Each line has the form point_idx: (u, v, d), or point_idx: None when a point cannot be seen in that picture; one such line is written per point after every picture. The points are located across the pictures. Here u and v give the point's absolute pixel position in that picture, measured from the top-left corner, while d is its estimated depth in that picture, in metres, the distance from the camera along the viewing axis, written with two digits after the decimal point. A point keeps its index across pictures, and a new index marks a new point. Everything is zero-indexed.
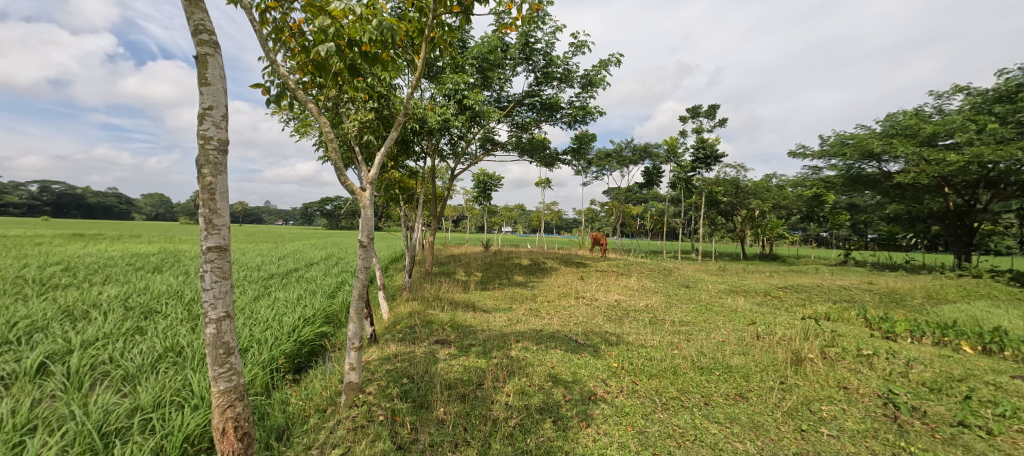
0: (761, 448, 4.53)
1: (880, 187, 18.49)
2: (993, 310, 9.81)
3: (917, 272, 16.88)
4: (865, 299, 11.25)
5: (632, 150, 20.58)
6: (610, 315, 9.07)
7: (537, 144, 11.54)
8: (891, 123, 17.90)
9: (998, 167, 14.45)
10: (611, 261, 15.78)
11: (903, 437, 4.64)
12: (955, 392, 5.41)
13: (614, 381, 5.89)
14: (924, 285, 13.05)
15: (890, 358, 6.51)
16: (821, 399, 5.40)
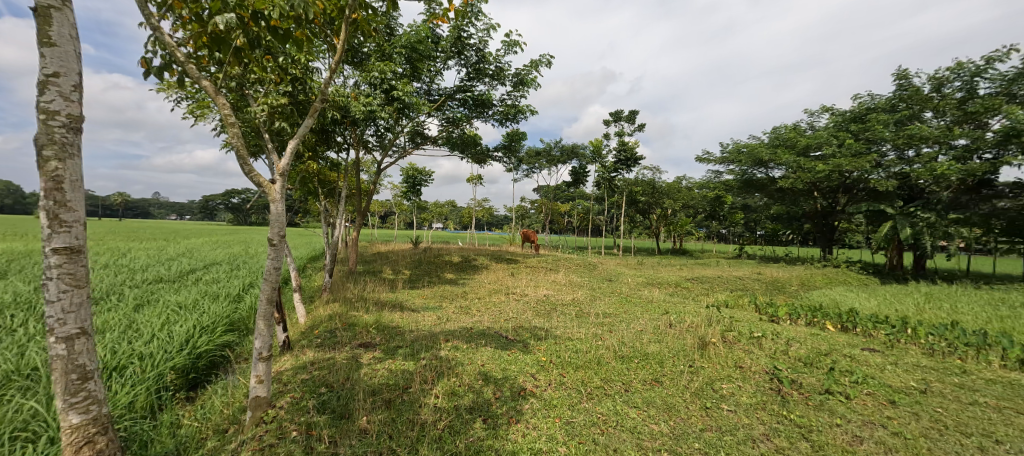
0: (673, 427, 4.70)
1: (767, 191, 20.44)
2: (851, 294, 11.29)
3: (795, 263, 18.99)
4: (754, 287, 12.43)
5: (560, 150, 20.94)
6: (538, 309, 9.10)
7: (469, 140, 11.27)
8: (774, 135, 20.03)
9: (853, 176, 16.61)
10: (540, 257, 15.95)
11: (785, 406, 5.06)
12: (825, 366, 6.02)
13: (543, 375, 5.85)
14: (799, 274, 14.72)
15: (775, 338, 7.18)
16: (722, 378, 5.76)
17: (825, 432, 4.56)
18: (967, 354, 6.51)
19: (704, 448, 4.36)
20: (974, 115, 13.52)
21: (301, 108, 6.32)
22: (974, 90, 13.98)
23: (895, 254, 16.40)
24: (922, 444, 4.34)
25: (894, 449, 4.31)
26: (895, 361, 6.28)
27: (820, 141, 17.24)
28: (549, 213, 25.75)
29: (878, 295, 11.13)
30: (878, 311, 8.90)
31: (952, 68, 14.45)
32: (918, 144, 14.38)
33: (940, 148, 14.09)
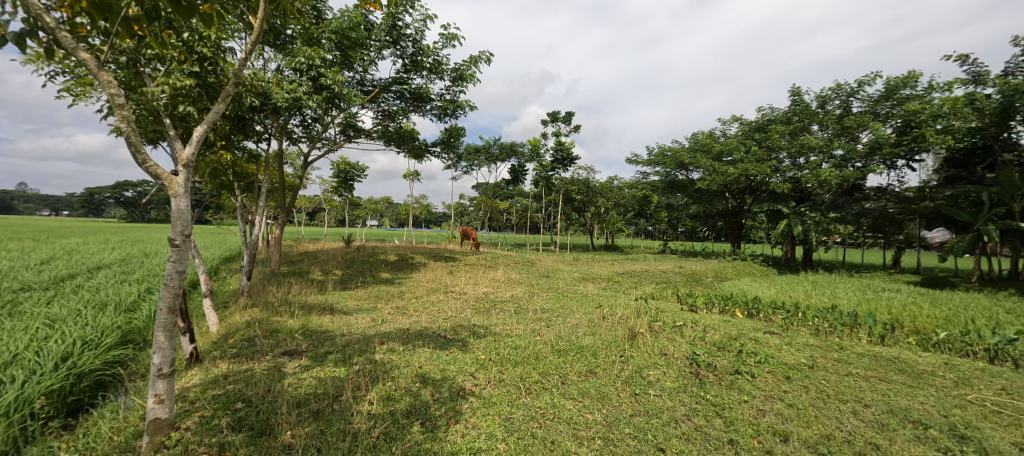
0: (606, 415, 4.74)
1: (687, 192, 21.67)
2: (758, 284, 12.27)
3: (709, 257, 20.26)
4: (676, 279, 13.12)
5: (499, 148, 20.81)
6: (477, 307, 8.92)
7: (407, 135, 10.82)
8: (694, 140, 21.31)
9: (756, 180, 18.02)
10: (479, 255, 15.74)
11: (702, 387, 5.30)
12: (736, 349, 6.41)
13: (482, 373, 5.69)
14: (714, 266, 15.78)
15: (695, 326, 7.56)
16: (649, 365, 5.93)
17: (735, 408, 4.81)
18: (843, 332, 7.32)
19: (634, 432, 4.42)
20: (849, 130, 15.43)
21: (210, 91, 5.62)
22: (849, 109, 15.96)
23: (790, 247, 17.95)
24: (810, 413, 4.71)
25: (790, 418, 4.62)
26: (790, 342, 6.84)
27: (730, 148, 18.46)
28: (488, 210, 25.59)
29: (776, 284, 12.24)
30: (782, 298, 9.73)
31: (831, 90, 16.31)
32: (807, 153, 15.99)
33: (823, 158, 15.81)
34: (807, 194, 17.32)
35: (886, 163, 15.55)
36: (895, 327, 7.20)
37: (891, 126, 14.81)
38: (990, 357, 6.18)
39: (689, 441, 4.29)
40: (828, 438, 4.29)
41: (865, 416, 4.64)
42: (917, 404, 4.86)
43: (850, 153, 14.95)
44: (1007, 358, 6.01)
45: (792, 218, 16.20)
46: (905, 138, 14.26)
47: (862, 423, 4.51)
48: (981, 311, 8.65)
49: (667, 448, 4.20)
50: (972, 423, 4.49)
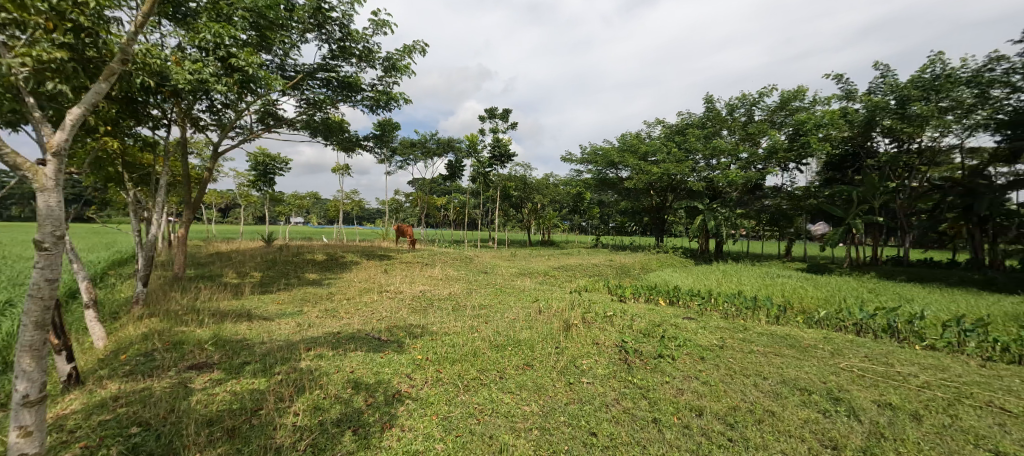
0: (542, 406, 4.68)
1: (617, 189, 22.47)
2: (680, 274, 12.98)
3: (637, 250, 21.14)
4: (607, 272, 13.53)
5: (436, 143, 20.29)
6: (413, 306, 8.55)
7: (335, 126, 10.14)
8: (623, 139, 22.14)
9: (677, 179, 18.96)
10: (415, 252, 15.20)
11: (630, 372, 5.42)
12: (660, 335, 6.65)
13: (419, 373, 5.40)
14: (641, 259, 16.49)
15: (624, 316, 7.78)
16: (583, 354, 5.96)
17: (658, 389, 4.95)
18: (746, 314, 7.89)
19: (569, 420, 4.39)
20: (752, 136, 16.95)
21: (89, 67, 4.69)
22: (752, 117, 17.51)
23: (704, 240, 19.09)
24: (721, 388, 4.96)
25: (703, 395, 4.83)
26: (706, 325, 7.24)
27: (654, 149, 19.15)
28: (424, 206, 24.88)
29: (694, 273, 13.04)
30: (701, 286, 10.31)
31: (738, 99, 17.66)
32: (719, 155, 17.21)
33: (731, 160, 17.17)
34: (719, 192, 18.65)
35: (782, 165, 17.26)
36: (786, 308, 7.89)
37: (784, 133, 16.63)
38: (858, 328, 6.89)
39: (618, 424, 4.34)
40: (734, 409, 4.53)
41: (762, 387, 4.97)
42: (803, 374, 5.29)
43: (752, 157, 16.46)
44: (868, 330, 6.80)
45: (705, 213, 17.28)
46: (795, 144, 16.02)
47: (761, 394, 4.81)
48: (852, 291, 9.87)
49: (598, 432, 4.21)
50: (844, 388, 4.94)
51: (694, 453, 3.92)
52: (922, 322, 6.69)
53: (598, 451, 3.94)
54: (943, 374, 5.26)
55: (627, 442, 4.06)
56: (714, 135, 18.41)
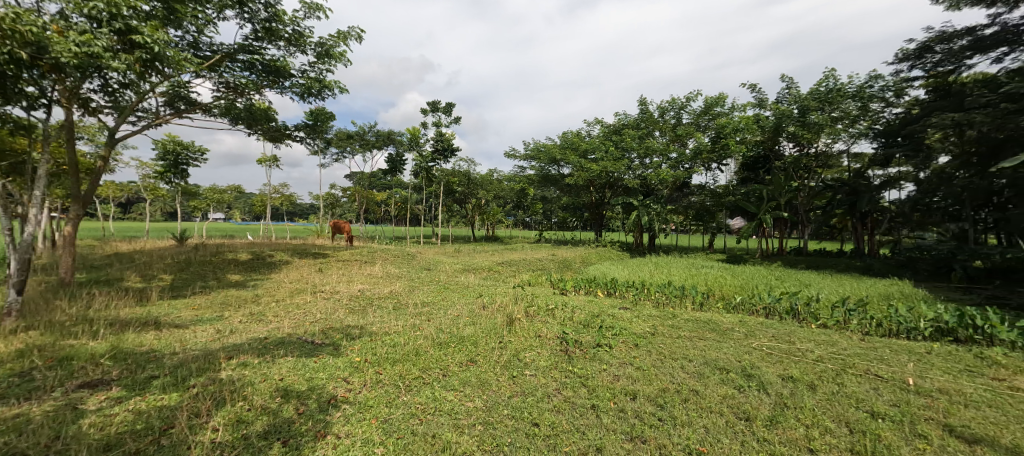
0: (485, 401, 4.51)
1: (559, 186, 22.78)
2: (618, 267, 13.35)
3: (578, 245, 21.55)
4: (549, 266, 13.64)
5: (375, 135, 19.43)
6: (350, 306, 8.04)
7: (261, 114, 9.30)
8: (565, 136, 22.44)
9: (616, 177, 19.51)
10: (353, 249, 14.45)
11: (570, 362, 5.37)
12: (598, 325, 6.71)
13: (358, 376, 5.03)
14: (582, 253, 16.81)
15: (565, 308, 7.80)
16: (526, 348, 5.85)
17: (596, 377, 4.94)
18: (675, 301, 8.21)
19: (512, 413, 4.26)
20: (681, 137, 17.85)
21: None
22: (681, 119, 18.38)
23: (638, 234, 19.77)
24: (652, 372, 5.04)
25: (636, 379, 4.87)
26: (640, 315, 7.43)
27: (593, 147, 19.50)
28: (363, 201, 23.81)
29: (630, 266, 13.48)
30: (635, 278, 10.61)
31: (668, 102, 18.42)
32: (652, 154, 17.92)
33: (663, 159, 17.94)
34: (651, 189, 19.43)
35: (706, 165, 18.33)
36: (709, 295, 8.31)
37: (708, 135, 17.65)
38: (768, 311, 7.40)
39: (560, 412, 4.26)
40: (664, 391, 4.60)
41: (687, 368, 5.11)
42: (722, 354, 5.52)
43: (681, 157, 17.33)
44: (775, 313, 7.31)
45: (640, 209, 17.85)
46: (716, 146, 16.93)
47: (687, 375, 4.94)
48: (764, 279, 10.67)
49: (540, 422, 4.12)
50: (756, 365, 5.19)
51: (629, 435, 3.93)
52: (816, 304, 7.26)
53: (539, 441, 3.85)
54: (834, 349, 5.69)
55: (568, 430, 4.00)
56: (648, 135, 19.14)
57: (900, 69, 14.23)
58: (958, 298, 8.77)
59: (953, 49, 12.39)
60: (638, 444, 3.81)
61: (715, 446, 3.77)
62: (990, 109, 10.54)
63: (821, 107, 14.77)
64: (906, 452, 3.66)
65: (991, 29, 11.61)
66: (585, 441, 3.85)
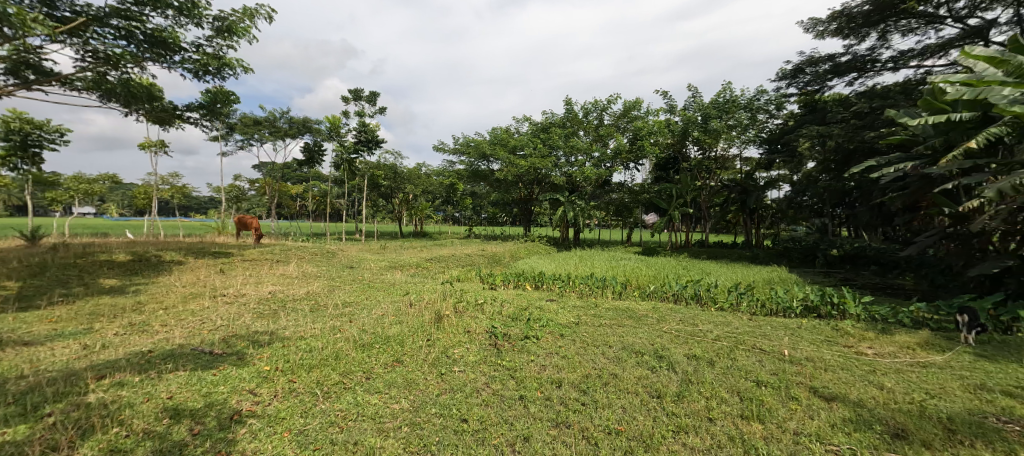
0: (413, 401, 4.06)
1: (489, 181, 22.55)
2: (545, 261, 13.44)
3: (507, 240, 21.52)
4: (478, 261, 13.37)
5: (288, 123, 17.80)
6: (259, 311, 7.13)
7: (142, 91, 7.99)
8: (495, 131, 22.16)
9: (544, 174, 19.63)
10: (262, 247, 13.11)
11: (499, 355, 5.07)
12: (526, 317, 6.55)
13: (268, 387, 4.28)
14: (511, 248, 16.70)
15: (494, 302, 7.59)
16: (455, 344, 5.42)
17: (524, 368, 4.67)
18: (597, 292, 8.35)
19: (440, 411, 3.86)
20: (603, 137, 18.40)
21: None
22: (603, 120, 18.94)
23: (564, 229, 20.13)
24: (576, 359, 4.89)
25: (561, 368, 4.68)
26: (565, 306, 7.43)
27: (522, 143, 19.45)
28: (276, 195, 21.85)
29: (558, 259, 13.62)
30: (562, 271, 10.65)
31: (591, 103, 18.86)
32: (576, 152, 18.30)
33: (588, 159, 18.37)
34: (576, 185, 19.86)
35: (625, 164, 19.09)
36: (628, 285, 8.54)
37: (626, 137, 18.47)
38: (675, 297, 7.73)
39: (488, 406, 3.94)
40: (587, 377, 4.45)
41: (608, 354, 5.05)
42: (638, 339, 5.57)
43: (604, 156, 17.88)
44: (681, 298, 7.65)
45: (565, 206, 18.33)
46: (634, 146, 17.80)
47: (608, 360, 4.86)
48: (673, 268, 11.30)
49: (469, 417, 3.77)
50: (666, 347, 5.25)
51: (555, 422, 3.70)
52: (714, 289, 7.63)
53: (468, 437, 3.52)
54: (730, 328, 5.98)
55: (496, 423, 3.69)
56: (574, 133, 19.52)
57: (781, 86, 15.81)
58: (821, 281, 9.91)
59: (818, 72, 14.03)
60: (564, 430, 3.59)
61: (632, 424, 3.62)
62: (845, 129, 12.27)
63: (719, 115, 16.07)
64: (783, 413, 3.70)
65: (846, 57, 13.27)
66: (514, 432, 3.57)
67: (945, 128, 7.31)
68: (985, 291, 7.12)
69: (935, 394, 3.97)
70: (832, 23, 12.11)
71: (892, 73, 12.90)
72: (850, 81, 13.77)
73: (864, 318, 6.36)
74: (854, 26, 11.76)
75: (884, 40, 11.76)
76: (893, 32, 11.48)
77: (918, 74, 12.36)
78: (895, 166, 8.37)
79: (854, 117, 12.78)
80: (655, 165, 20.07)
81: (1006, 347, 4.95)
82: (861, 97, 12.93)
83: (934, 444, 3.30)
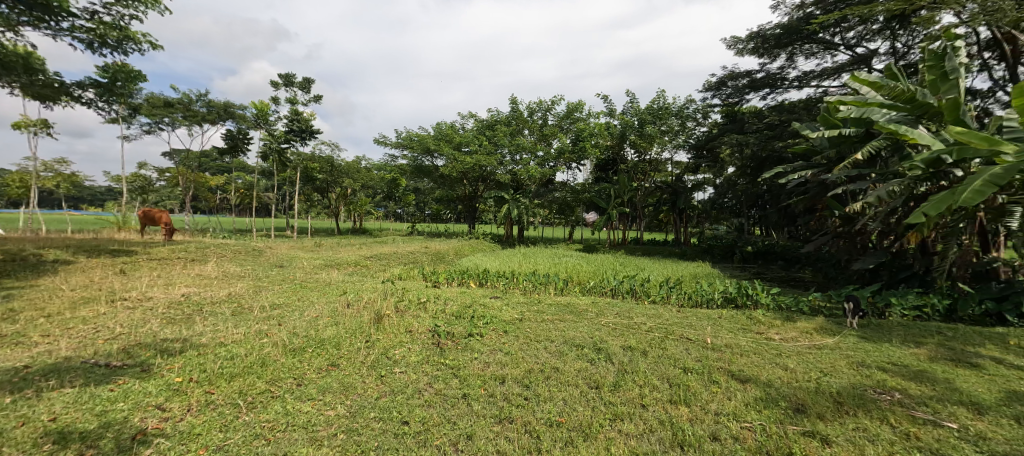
0: (349, 406, 3.76)
1: (432, 177, 22.06)
2: (490, 258, 13.31)
3: (451, 237, 21.14)
4: (422, 259, 12.99)
5: (206, 107, 16.26)
6: (169, 316, 6.36)
7: (19, 63, 6.87)
8: (439, 126, 21.60)
9: (488, 171, 19.50)
10: (176, 245, 11.88)
11: (442, 354, 4.88)
12: (471, 315, 6.40)
13: (179, 401, 3.74)
14: (455, 246, 16.35)
15: (437, 300, 7.39)
16: (395, 344, 5.14)
17: (467, 366, 4.52)
18: (540, 288, 8.37)
19: (379, 415, 3.61)
20: (547, 137, 18.63)
21: None
22: (547, 120, 19.13)
23: (507, 226, 20.11)
24: (519, 355, 4.81)
25: (505, 364, 4.58)
26: (509, 302, 7.37)
27: (467, 139, 19.11)
28: (191, 187, 19.91)
29: (502, 257, 13.54)
30: (506, 269, 10.55)
31: (535, 103, 18.98)
32: (520, 151, 18.37)
33: (532, 158, 18.51)
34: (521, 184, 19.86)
35: (568, 164, 19.41)
36: (570, 281, 8.64)
37: (568, 138, 18.76)
38: (613, 292, 7.92)
39: (431, 407, 3.74)
40: (529, 372, 4.38)
41: (550, 348, 5.03)
42: (579, 333, 5.61)
43: (547, 155, 18.10)
44: (618, 292, 7.85)
45: (510, 203, 18.29)
46: (576, 147, 18.14)
47: (549, 355, 4.84)
48: (611, 265, 11.65)
49: (411, 419, 3.56)
50: (604, 339, 5.33)
51: (498, 418, 3.56)
52: (648, 284, 7.90)
53: (408, 440, 3.29)
54: (660, 320, 6.22)
55: (439, 423, 3.49)
56: (518, 131, 19.56)
57: (707, 96, 16.75)
58: (738, 275, 10.62)
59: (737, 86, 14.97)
60: (507, 425, 3.47)
61: (573, 415, 3.57)
62: (759, 139, 13.17)
63: (653, 121, 16.67)
64: (706, 395, 3.82)
65: (761, 74, 14.27)
66: (457, 431, 3.39)
67: (836, 141, 7.94)
68: (864, 282, 7.94)
69: (827, 372, 4.19)
70: (749, 43, 12.88)
71: (798, 90, 14.06)
72: (764, 95, 14.87)
73: (773, 307, 6.86)
74: (767, 47, 12.59)
75: (792, 60, 12.75)
76: (798, 54, 12.46)
77: (818, 92, 13.59)
78: (797, 174, 9.09)
79: (767, 128, 13.82)
80: (597, 166, 20.47)
81: (880, 330, 5.43)
82: (772, 111, 13.98)
83: (826, 416, 3.44)
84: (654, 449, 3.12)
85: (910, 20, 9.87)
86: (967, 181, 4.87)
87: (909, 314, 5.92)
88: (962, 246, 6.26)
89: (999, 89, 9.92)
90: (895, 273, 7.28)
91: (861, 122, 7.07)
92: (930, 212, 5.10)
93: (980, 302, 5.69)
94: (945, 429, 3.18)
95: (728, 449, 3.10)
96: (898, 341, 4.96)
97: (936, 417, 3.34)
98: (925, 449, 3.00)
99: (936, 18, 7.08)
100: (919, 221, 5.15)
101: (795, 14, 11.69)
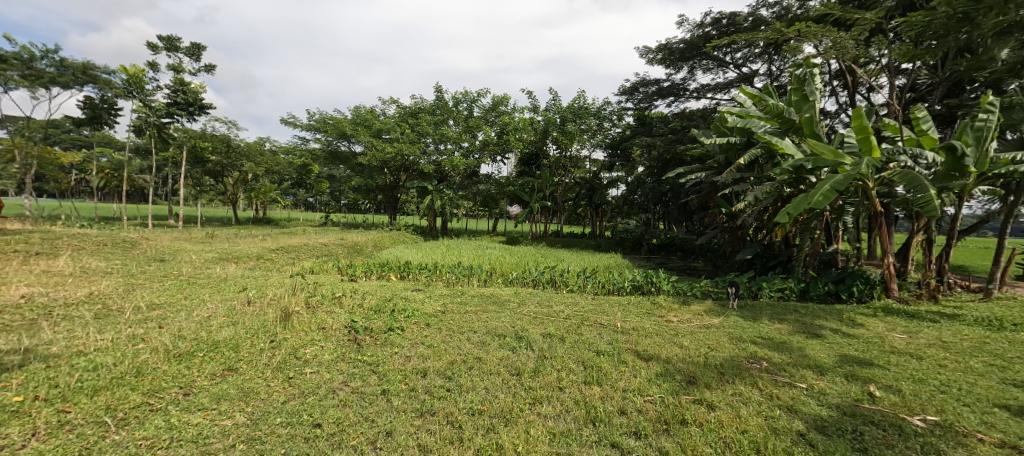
0: (251, 413, 3.55)
1: (349, 165, 21.06)
2: (408, 251, 12.95)
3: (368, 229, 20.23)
4: (336, 252, 12.39)
5: (59, 66, 13.40)
6: (4, 323, 4.97)
7: None
8: (358, 112, 20.56)
9: (410, 160, 18.88)
10: (19, 237, 9.91)
11: (359, 351, 4.81)
12: (390, 309, 6.36)
13: (18, 426, 3.19)
14: (373, 237, 15.61)
15: (353, 294, 7.18)
16: (305, 343, 4.94)
17: (387, 362, 4.51)
18: (462, 280, 8.43)
19: (287, 419, 3.47)
20: (472, 128, 18.61)
21: None
22: (471, 111, 19.10)
23: (430, 218, 19.76)
24: (442, 348, 4.91)
25: (428, 357, 4.66)
26: (432, 295, 7.40)
27: (387, 126, 18.42)
28: (32, 164, 16.28)
29: (422, 249, 13.26)
30: (427, 261, 10.43)
31: (461, 94, 18.88)
32: (445, 141, 18.21)
33: (455, 148, 18.39)
34: (444, 175, 19.64)
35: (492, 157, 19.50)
36: (492, 273, 8.79)
37: (493, 130, 18.87)
38: (533, 282, 8.26)
39: (346, 406, 3.68)
40: (452, 364, 4.50)
41: (473, 339, 5.19)
42: (500, 322, 5.84)
43: (471, 146, 18.10)
44: (538, 282, 8.19)
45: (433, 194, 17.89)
46: (500, 139, 18.28)
47: (472, 345, 5.01)
48: (530, 256, 11.96)
49: (324, 421, 3.46)
50: (525, 328, 5.62)
51: (419, 412, 3.65)
52: (566, 274, 8.34)
53: (321, 443, 3.22)
54: (576, 308, 6.66)
55: (355, 422, 3.46)
56: (443, 120, 19.26)
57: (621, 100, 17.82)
58: (644, 265, 11.52)
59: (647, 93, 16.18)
60: (427, 418, 3.56)
61: (494, 403, 3.77)
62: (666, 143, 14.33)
63: (573, 119, 17.48)
64: (615, 374, 4.24)
65: (667, 83, 15.54)
66: (374, 429, 3.39)
67: (723, 147, 8.97)
68: (744, 270, 9.10)
69: (713, 347, 4.84)
70: (658, 54, 13.96)
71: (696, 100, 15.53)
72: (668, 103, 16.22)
73: (672, 293, 7.63)
74: (672, 60, 13.74)
75: (692, 73, 14.06)
76: (697, 69, 13.76)
77: (712, 104, 15.11)
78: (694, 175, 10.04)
79: (671, 132, 15.09)
80: (519, 160, 20.81)
81: (752, 309, 6.33)
82: (676, 117, 15.30)
83: (712, 384, 4.01)
84: (569, 428, 3.42)
85: (783, 48, 11.38)
86: (820, 187, 5.84)
87: (775, 295, 6.93)
88: (814, 239, 7.46)
89: (843, 111, 11.87)
90: (766, 262, 8.45)
91: (745, 131, 8.09)
92: (792, 212, 6.04)
93: (825, 283, 6.87)
94: (796, 389, 3.86)
95: (633, 421, 3.48)
96: (766, 319, 5.84)
97: (792, 379, 4.05)
98: (784, 406, 3.62)
99: (800, 47, 8.30)
100: (784, 219, 6.07)
101: (695, 32, 12.89)
